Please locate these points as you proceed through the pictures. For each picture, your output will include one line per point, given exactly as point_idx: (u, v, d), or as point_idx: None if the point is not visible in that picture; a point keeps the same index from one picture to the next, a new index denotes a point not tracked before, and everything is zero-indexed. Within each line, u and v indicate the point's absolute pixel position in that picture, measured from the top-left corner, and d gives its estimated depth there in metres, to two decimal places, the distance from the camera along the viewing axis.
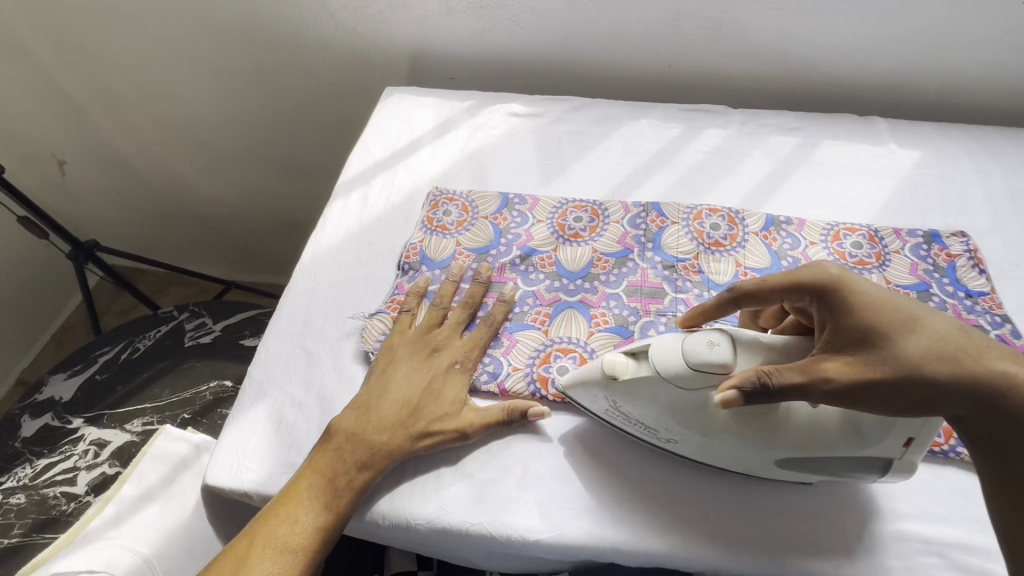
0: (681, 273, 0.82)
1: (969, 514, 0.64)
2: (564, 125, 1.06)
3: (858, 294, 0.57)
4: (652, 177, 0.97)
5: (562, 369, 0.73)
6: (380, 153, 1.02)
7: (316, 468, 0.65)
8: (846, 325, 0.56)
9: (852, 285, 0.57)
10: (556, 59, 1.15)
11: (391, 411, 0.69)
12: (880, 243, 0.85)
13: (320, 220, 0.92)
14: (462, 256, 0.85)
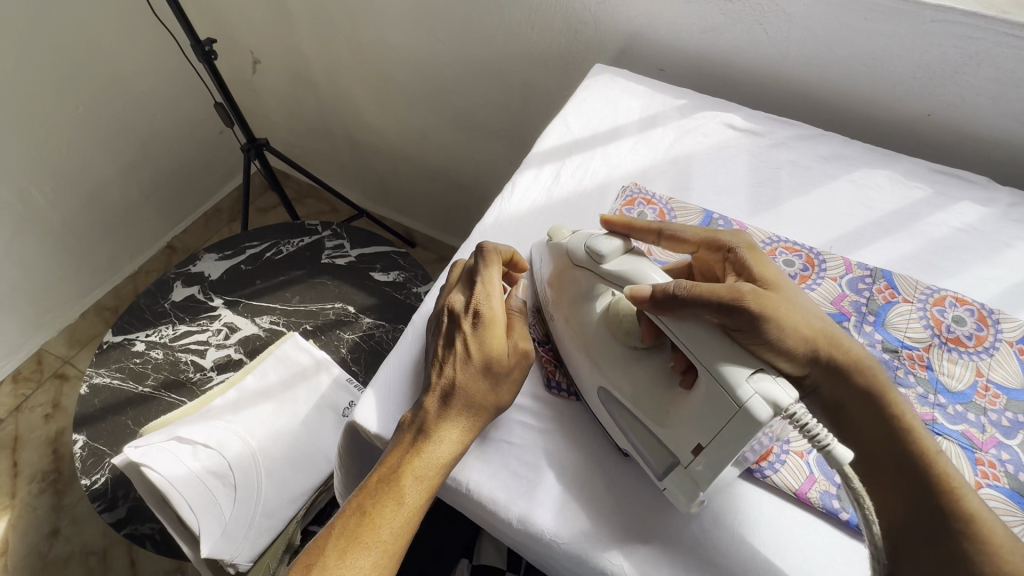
0: (904, 363, 0.69)
1: None
2: (787, 152, 0.93)
3: (759, 259, 0.63)
4: (882, 238, 0.83)
5: None
6: (580, 132, 0.96)
7: (396, 458, 0.60)
8: (751, 272, 0.62)
9: (755, 248, 0.64)
10: (791, 76, 1.02)
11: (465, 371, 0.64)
12: None
13: (507, 186, 0.89)
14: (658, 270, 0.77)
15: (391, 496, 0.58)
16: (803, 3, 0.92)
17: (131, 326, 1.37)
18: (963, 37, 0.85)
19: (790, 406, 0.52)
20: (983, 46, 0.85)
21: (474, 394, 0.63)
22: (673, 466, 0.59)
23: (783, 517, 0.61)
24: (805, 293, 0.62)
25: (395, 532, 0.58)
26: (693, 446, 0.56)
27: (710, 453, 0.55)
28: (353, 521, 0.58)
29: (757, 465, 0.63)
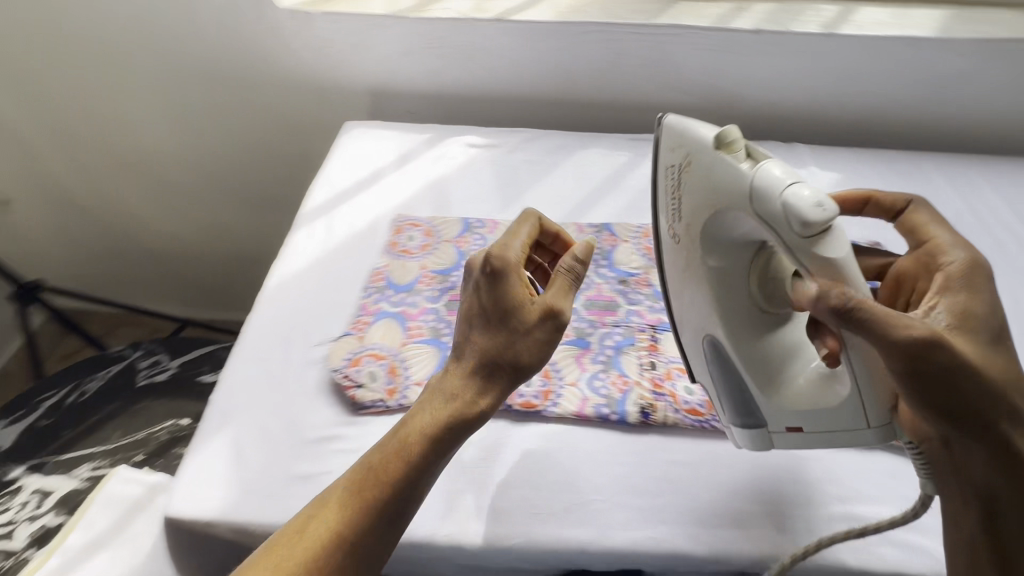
0: (633, 288, 0.88)
1: (899, 493, 0.68)
2: (520, 155, 1.12)
3: (980, 276, 0.59)
4: (603, 200, 1.03)
5: (527, 380, 0.77)
6: (345, 183, 1.05)
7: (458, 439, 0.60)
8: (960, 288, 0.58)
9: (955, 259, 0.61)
10: (510, 95, 1.23)
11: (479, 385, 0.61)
12: None
13: (285, 248, 0.94)
14: (434, 278, 0.88)
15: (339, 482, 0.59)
16: (490, 38, 1.14)
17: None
18: (605, 41, 1.12)
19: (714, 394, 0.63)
20: (620, 45, 1.12)
21: (484, 386, 0.61)
22: (756, 429, 0.66)
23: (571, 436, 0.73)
24: (964, 267, 0.60)
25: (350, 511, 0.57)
26: (795, 427, 0.63)
27: (813, 436, 0.62)
28: (354, 493, 0.58)
29: (543, 403, 0.75)
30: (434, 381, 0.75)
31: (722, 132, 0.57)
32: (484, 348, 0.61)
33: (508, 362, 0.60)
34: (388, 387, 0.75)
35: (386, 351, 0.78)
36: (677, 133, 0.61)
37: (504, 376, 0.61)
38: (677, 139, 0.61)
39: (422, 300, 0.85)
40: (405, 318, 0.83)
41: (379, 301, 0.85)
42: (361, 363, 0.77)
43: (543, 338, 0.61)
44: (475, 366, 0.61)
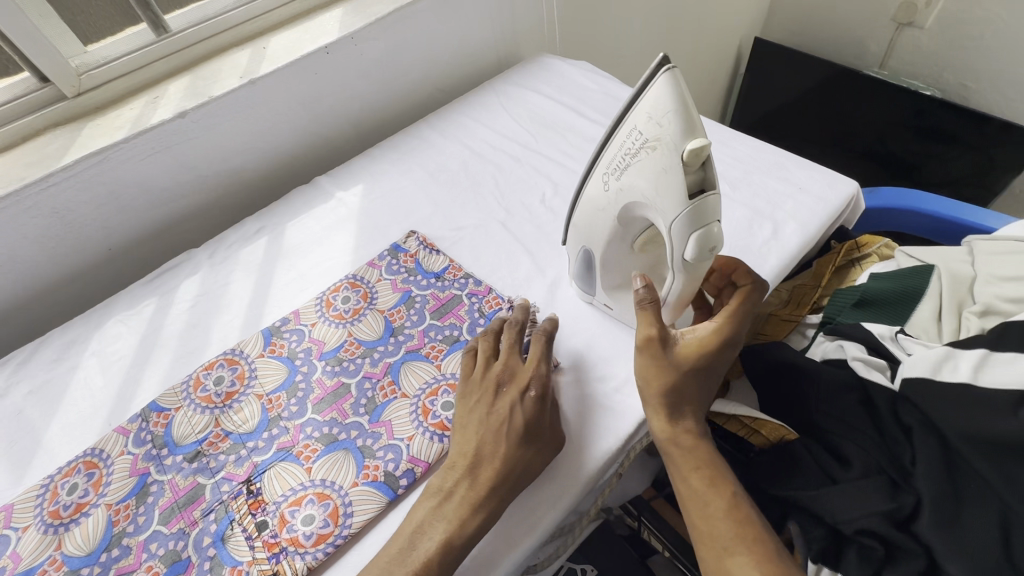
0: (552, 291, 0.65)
1: None
2: (479, 135, 0.94)
3: None
4: (550, 178, 0.84)
5: (447, 403, 0.60)
6: (214, 255, 0.80)
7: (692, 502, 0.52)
8: None
9: None
10: (421, 95, 1.04)
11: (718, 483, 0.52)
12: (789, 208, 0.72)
13: (129, 370, 0.69)
14: (396, 314, 0.69)
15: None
16: None
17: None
18: None
19: None
20: None
21: (719, 477, 0.52)
22: None
23: (567, 487, 0.54)
24: None
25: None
26: None
27: None
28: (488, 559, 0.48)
29: None
30: (374, 475, 0.55)
31: (686, 145, 0.42)
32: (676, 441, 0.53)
33: (702, 464, 0.53)
34: (312, 536, 0.52)
35: (306, 485, 0.56)
36: (667, 98, 0.42)
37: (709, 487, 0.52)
38: (652, 104, 0.43)
39: (366, 364, 0.65)
40: (334, 412, 0.61)
41: (284, 413, 0.62)
42: (284, 518, 0.53)
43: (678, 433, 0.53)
44: (527, 424, 0.53)
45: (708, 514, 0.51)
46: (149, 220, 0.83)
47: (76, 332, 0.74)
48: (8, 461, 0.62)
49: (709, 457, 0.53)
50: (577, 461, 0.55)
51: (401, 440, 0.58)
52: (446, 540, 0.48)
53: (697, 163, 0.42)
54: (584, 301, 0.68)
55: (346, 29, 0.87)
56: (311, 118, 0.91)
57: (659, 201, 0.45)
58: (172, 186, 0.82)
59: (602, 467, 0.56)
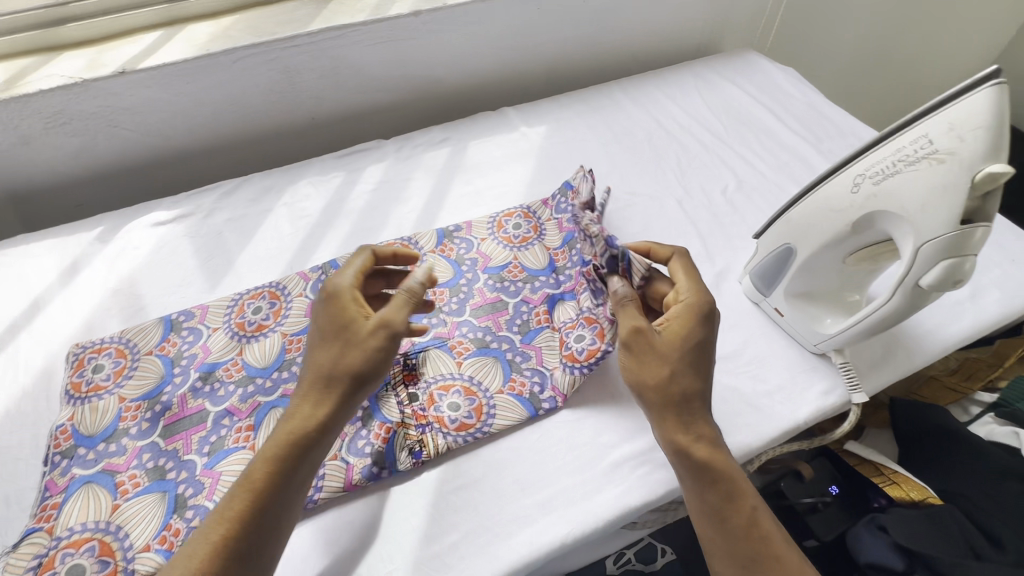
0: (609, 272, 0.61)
1: None
2: (669, 112, 0.92)
3: None
4: (735, 172, 0.82)
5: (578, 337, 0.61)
6: (401, 150, 0.86)
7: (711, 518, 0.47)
8: None
9: None
10: (617, 58, 1.04)
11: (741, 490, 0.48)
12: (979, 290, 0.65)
13: (312, 229, 0.76)
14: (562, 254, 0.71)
15: (236, 484, 0.46)
16: None
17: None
18: None
19: (851, 408, 0.59)
20: None
21: (735, 489, 0.47)
22: None
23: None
24: None
25: (241, 525, 0.43)
26: None
27: None
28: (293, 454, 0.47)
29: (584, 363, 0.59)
30: (520, 389, 0.58)
31: (984, 166, 0.41)
32: (691, 450, 0.48)
33: (722, 472, 0.48)
34: (455, 420, 0.56)
35: (455, 376, 0.59)
36: (978, 115, 0.41)
37: (726, 496, 0.47)
38: (958, 117, 0.42)
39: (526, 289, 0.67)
40: (490, 321, 0.64)
41: (445, 308, 0.65)
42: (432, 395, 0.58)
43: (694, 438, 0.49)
44: (319, 327, 0.52)
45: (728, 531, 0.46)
46: (353, 101, 0.89)
47: (272, 181, 0.82)
48: (206, 270, 0.71)
49: (728, 469, 0.48)
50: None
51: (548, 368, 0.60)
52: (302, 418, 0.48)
53: (987, 188, 0.41)
54: (750, 300, 0.66)
55: None
56: (516, 49, 0.93)
57: (923, 217, 0.44)
58: (382, 77, 0.88)
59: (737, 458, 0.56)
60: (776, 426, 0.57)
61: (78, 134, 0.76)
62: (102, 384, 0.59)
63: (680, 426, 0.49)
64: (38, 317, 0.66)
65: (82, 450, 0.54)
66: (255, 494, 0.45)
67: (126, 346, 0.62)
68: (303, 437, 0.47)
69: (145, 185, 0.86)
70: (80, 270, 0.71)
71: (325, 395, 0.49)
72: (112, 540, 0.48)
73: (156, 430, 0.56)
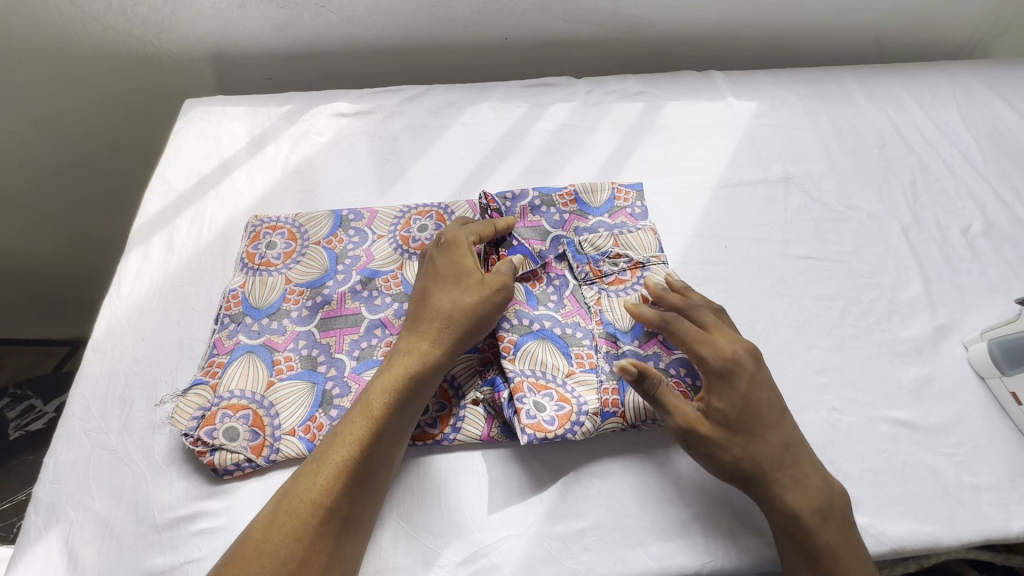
0: None
1: None
2: (913, 119, 0.76)
3: None
4: (983, 210, 0.67)
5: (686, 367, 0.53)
6: (591, 94, 0.78)
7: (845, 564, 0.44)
8: None
9: None
10: (858, 40, 0.87)
11: (839, 542, 0.44)
12: None
13: (485, 156, 0.72)
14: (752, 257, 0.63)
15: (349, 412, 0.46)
16: None
17: (78, 314, 1.16)
18: None
19: None
20: None
21: (843, 516, 0.45)
22: None
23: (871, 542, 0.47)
24: None
25: (360, 449, 0.44)
26: None
27: None
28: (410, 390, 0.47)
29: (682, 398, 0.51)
30: (686, 392, 0.51)
31: None
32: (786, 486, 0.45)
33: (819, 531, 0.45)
34: (566, 409, 0.49)
35: (607, 357, 0.53)
36: None
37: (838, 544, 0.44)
38: None
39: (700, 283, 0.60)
40: (577, 316, 0.56)
41: (540, 296, 0.56)
42: (589, 362, 0.53)
43: (774, 459, 0.46)
44: (432, 274, 0.53)
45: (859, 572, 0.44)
46: (553, 28, 0.82)
47: (455, 97, 0.78)
48: (378, 173, 0.70)
49: (831, 498, 0.46)
50: (896, 525, 0.47)
51: None
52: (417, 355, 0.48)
53: None
54: (975, 372, 0.55)
55: None
56: (747, 4, 0.80)
57: None
58: (592, 8, 0.79)
59: (919, 551, 0.47)
60: (979, 529, 0.47)
61: (286, 7, 0.76)
62: (273, 261, 0.60)
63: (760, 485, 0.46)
64: (225, 180, 0.68)
65: (248, 319, 0.56)
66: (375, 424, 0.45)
67: (298, 230, 0.63)
68: (423, 375, 0.47)
69: (330, 72, 0.86)
70: (266, 143, 0.72)
71: (441, 337, 0.49)
72: (264, 414, 0.50)
73: (314, 320, 0.56)
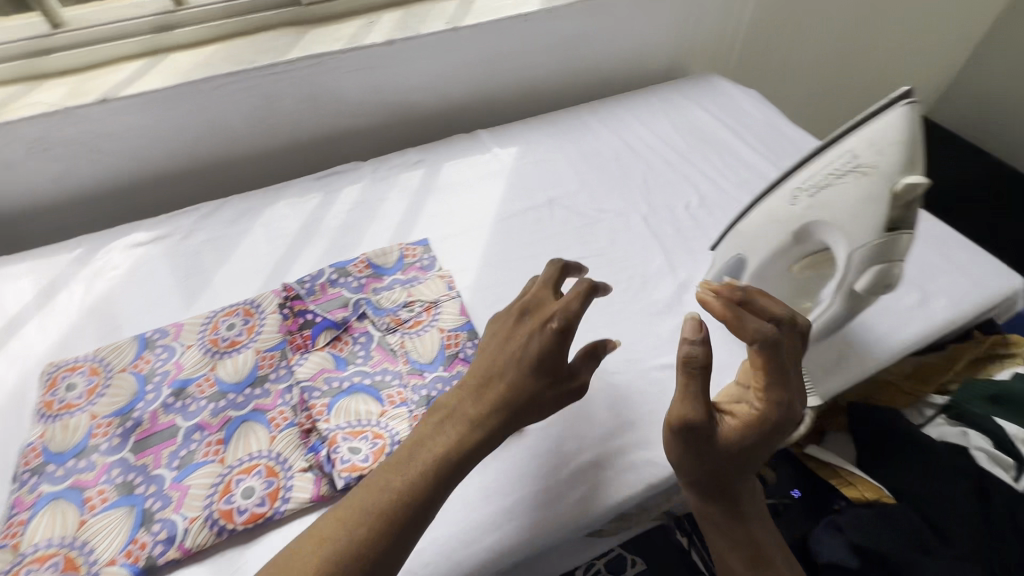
0: (473, 342, 0.64)
1: None
2: (636, 133, 0.96)
3: None
4: (697, 188, 0.86)
5: None
6: (377, 170, 0.89)
7: (752, 530, 0.52)
8: None
9: None
10: (589, 82, 1.09)
11: (751, 503, 0.53)
12: (916, 302, 0.69)
13: (287, 247, 0.77)
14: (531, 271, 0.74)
15: (354, 519, 0.43)
16: None
17: None
18: None
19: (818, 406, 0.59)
20: None
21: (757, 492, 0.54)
22: None
23: (660, 469, 0.56)
24: None
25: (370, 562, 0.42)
26: None
27: None
28: (432, 487, 0.45)
29: None
30: None
31: (902, 178, 0.43)
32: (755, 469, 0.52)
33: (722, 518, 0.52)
34: (380, 444, 0.54)
35: (413, 389, 0.59)
36: (896, 130, 0.44)
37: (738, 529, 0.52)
38: (879, 133, 0.45)
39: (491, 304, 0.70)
40: (385, 363, 0.62)
41: (348, 357, 0.62)
42: (399, 398, 0.58)
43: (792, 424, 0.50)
44: (526, 350, 0.50)
45: (763, 527, 0.53)
46: (333, 125, 0.92)
47: (251, 202, 0.84)
48: (182, 288, 0.73)
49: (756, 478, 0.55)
50: None
51: None
52: (451, 445, 0.47)
53: (907, 198, 0.43)
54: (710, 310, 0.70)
55: (548, 3, 0.93)
56: (489, 73, 0.97)
57: (851, 223, 0.46)
58: (360, 101, 0.91)
59: None
60: None
61: (58, 159, 0.79)
62: (74, 403, 0.60)
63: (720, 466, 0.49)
64: (13, 337, 0.67)
65: (52, 467, 0.54)
66: (383, 531, 0.43)
67: (100, 364, 0.63)
68: (463, 463, 0.47)
69: (124, 207, 0.88)
70: (58, 291, 0.72)
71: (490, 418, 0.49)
72: (76, 554, 0.49)
73: (126, 445, 0.56)
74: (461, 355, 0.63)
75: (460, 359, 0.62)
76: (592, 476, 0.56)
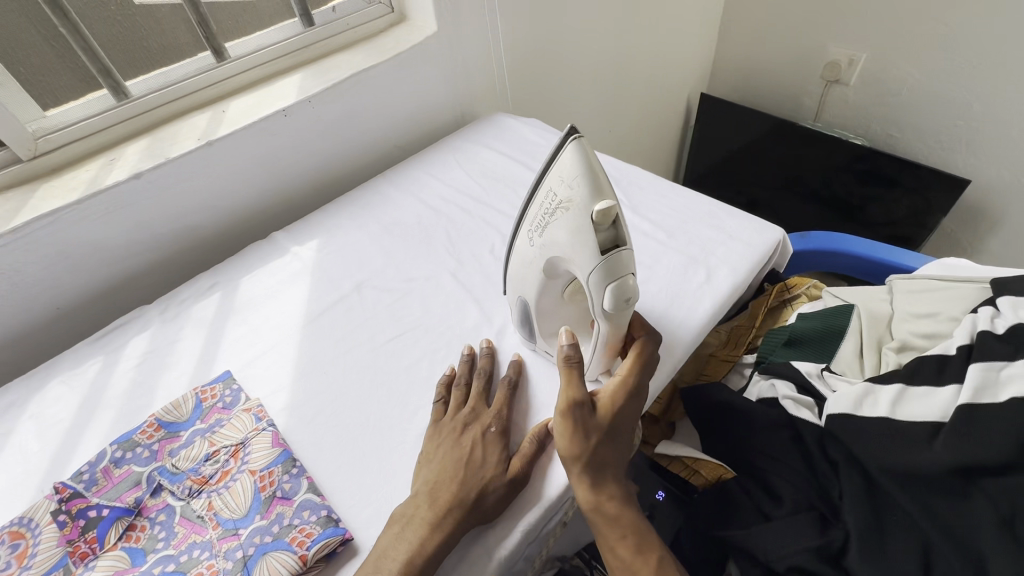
0: (290, 473, 0.59)
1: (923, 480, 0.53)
2: (434, 190, 0.97)
3: None
4: (498, 229, 0.88)
5: (304, 510, 0.56)
6: (165, 310, 0.81)
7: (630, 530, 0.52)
8: None
9: None
10: (381, 152, 1.09)
11: (622, 509, 0.53)
12: (702, 280, 0.75)
13: (65, 436, 0.67)
14: (348, 368, 0.70)
15: None
16: None
17: None
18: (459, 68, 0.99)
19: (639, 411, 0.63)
20: None
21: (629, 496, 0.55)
22: None
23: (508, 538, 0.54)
24: None
25: None
26: None
27: None
28: None
29: (308, 542, 0.53)
30: (309, 534, 0.53)
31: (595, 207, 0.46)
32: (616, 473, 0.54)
33: (612, 510, 0.52)
34: None
35: (224, 555, 0.52)
36: (574, 164, 0.47)
37: (626, 520, 0.53)
38: (564, 170, 0.48)
39: (308, 422, 0.65)
40: (190, 536, 0.54)
41: (147, 545, 0.54)
42: (210, 573, 0.51)
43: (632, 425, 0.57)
44: (486, 458, 0.56)
45: (642, 526, 0.53)
46: (103, 275, 0.83)
47: (14, 395, 0.72)
48: None
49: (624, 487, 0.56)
50: (516, 511, 0.55)
51: (323, 498, 0.57)
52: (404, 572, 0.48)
53: (606, 222, 0.46)
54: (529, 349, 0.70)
55: (304, 93, 0.93)
56: (269, 173, 0.94)
57: (574, 255, 0.49)
58: (128, 243, 0.84)
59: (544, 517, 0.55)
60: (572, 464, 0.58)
61: None
62: None
63: (596, 442, 0.53)
64: None
65: None
66: None
67: None
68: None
69: None
70: None
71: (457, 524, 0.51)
72: None
73: None
74: (279, 493, 0.57)
75: (278, 498, 0.57)
76: (443, 569, 0.52)
